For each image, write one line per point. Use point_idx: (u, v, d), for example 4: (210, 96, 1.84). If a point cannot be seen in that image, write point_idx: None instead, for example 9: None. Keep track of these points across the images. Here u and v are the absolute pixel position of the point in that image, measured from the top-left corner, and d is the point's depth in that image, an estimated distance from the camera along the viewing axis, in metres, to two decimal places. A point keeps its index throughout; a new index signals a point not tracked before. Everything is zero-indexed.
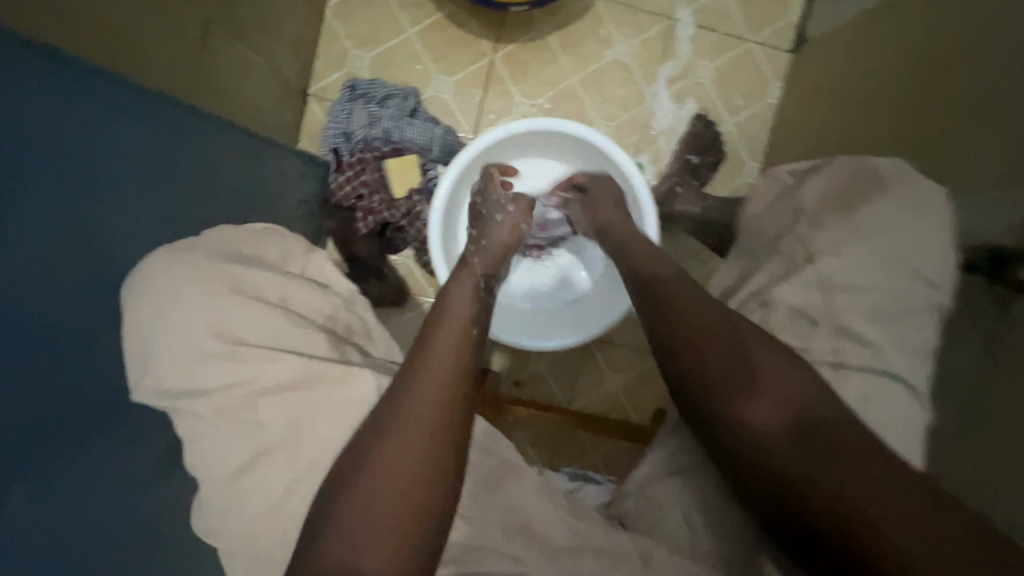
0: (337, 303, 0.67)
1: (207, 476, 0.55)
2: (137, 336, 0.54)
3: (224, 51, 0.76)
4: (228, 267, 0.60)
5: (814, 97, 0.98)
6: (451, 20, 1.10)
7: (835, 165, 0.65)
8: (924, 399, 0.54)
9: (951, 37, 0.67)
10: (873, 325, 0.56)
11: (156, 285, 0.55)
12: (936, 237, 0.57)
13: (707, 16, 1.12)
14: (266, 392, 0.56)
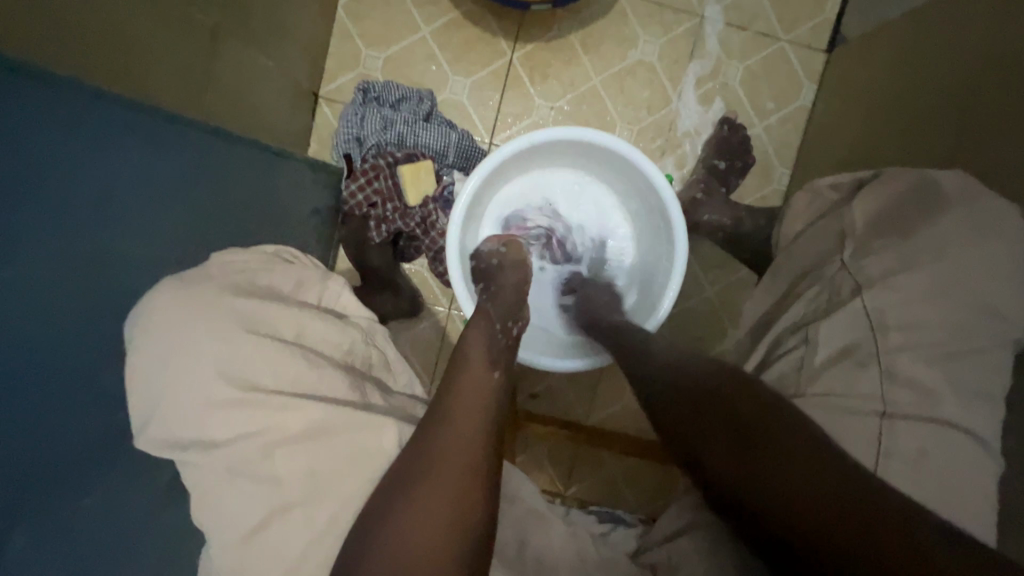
0: (355, 337, 0.64)
1: (216, 535, 0.51)
2: (145, 380, 0.52)
3: (235, 58, 0.72)
4: (235, 300, 0.56)
5: (853, 102, 0.93)
6: (468, 19, 1.05)
7: (887, 184, 0.60)
8: (991, 451, 0.50)
9: (1019, 44, 0.61)
10: (932, 366, 0.51)
11: (162, 326, 0.52)
12: (1008, 270, 0.52)
13: (738, 13, 1.06)
14: (280, 441, 0.52)
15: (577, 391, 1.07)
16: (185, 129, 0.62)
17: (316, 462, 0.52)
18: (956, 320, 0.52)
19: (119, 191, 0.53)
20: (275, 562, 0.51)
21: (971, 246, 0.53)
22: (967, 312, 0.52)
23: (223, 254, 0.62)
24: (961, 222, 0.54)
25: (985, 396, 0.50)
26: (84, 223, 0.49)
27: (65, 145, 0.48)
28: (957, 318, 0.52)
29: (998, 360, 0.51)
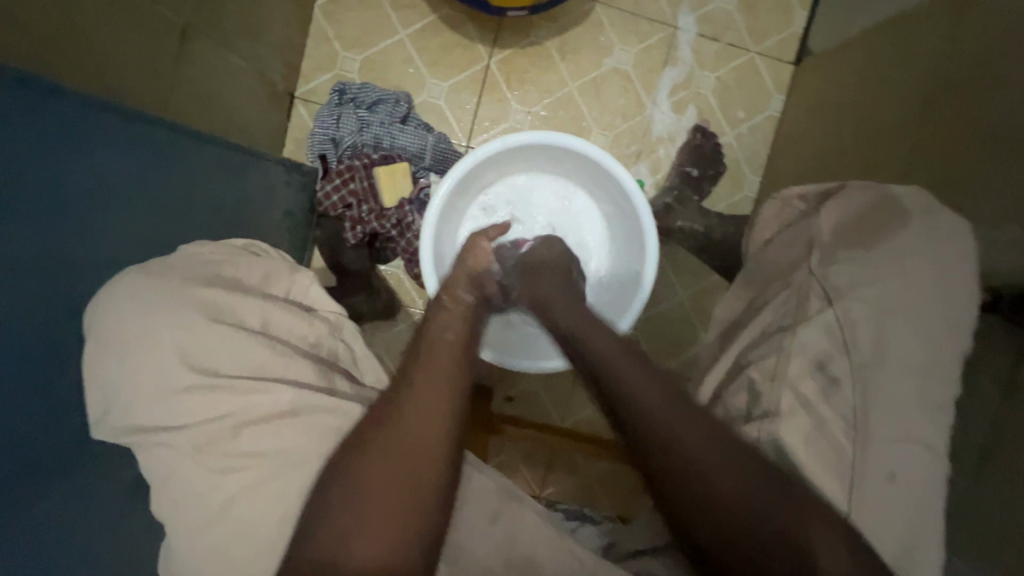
0: (323, 329, 0.63)
1: (184, 515, 0.52)
2: (102, 371, 0.50)
3: (205, 56, 0.72)
4: (201, 289, 0.56)
5: (818, 113, 0.96)
6: (446, 23, 1.06)
7: (847, 191, 0.63)
8: (936, 447, 0.52)
9: (970, 63, 0.64)
10: (885, 367, 0.54)
11: (126, 313, 0.51)
12: (954, 276, 0.55)
13: (710, 25, 1.09)
14: (245, 425, 0.53)
15: (551, 393, 1.08)
16: (161, 127, 0.61)
17: (284, 448, 0.53)
18: (912, 330, 0.54)
19: (96, 188, 0.52)
20: (245, 556, 0.51)
21: (924, 256, 0.56)
22: (921, 321, 0.54)
23: (188, 246, 0.61)
24: (912, 232, 0.57)
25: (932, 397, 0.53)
26: (59, 218, 0.48)
27: (48, 143, 0.47)
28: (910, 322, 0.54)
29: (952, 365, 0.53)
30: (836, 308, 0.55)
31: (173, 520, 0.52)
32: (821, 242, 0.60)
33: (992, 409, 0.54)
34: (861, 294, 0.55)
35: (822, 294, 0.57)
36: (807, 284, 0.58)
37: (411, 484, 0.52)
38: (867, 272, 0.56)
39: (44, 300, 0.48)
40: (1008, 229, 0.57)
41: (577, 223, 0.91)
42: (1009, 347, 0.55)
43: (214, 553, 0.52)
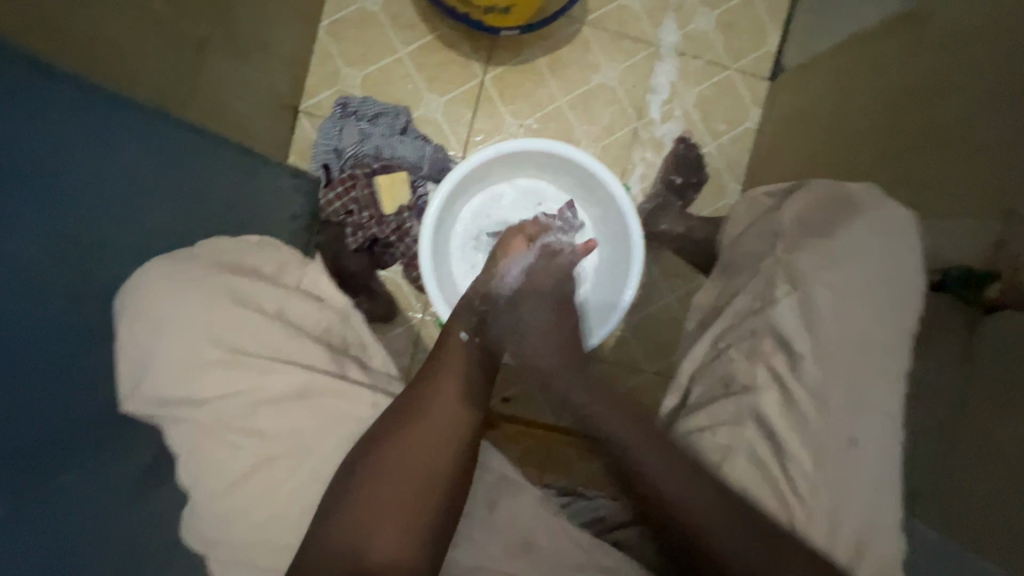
0: (333, 316, 0.68)
1: (200, 487, 0.54)
2: (134, 345, 0.53)
3: (219, 68, 0.77)
4: (222, 274, 0.59)
5: (793, 121, 1.03)
6: (443, 42, 1.13)
7: (812, 186, 0.68)
8: (897, 415, 0.57)
9: (924, 73, 0.71)
10: (851, 346, 0.58)
11: (153, 294, 0.55)
12: (909, 259, 0.60)
13: (691, 44, 1.16)
14: (266, 401, 0.56)
15: None
16: (175, 129, 0.65)
17: (298, 422, 0.56)
18: (869, 307, 0.59)
19: (113, 179, 0.55)
20: (254, 527, 0.54)
21: (876, 238, 0.61)
22: (876, 299, 0.59)
23: (210, 240, 0.64)
24: (867, 218, 0.62)
25: (892, 371, 0.58)
26: (82, 205, 0.52)
27: (69, 136, 0.50)
28: (869, 303, 0.59)
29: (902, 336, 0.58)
30: (806, 290, 0.60)
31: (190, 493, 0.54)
32: (788, 233, 0.66)
33: (955, 382, 0.58)
34: (827, 278, 0.60)
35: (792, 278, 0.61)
36: (781, 274, 0.63)
37: (434, 484, 0.56)
38: (827, 256, 0.61)
39: (66, 282, 0.51)
40: (960, 221, 0.63)
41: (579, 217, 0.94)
42: (963, 323, 0.60)
43: (227, 525, 0.54)
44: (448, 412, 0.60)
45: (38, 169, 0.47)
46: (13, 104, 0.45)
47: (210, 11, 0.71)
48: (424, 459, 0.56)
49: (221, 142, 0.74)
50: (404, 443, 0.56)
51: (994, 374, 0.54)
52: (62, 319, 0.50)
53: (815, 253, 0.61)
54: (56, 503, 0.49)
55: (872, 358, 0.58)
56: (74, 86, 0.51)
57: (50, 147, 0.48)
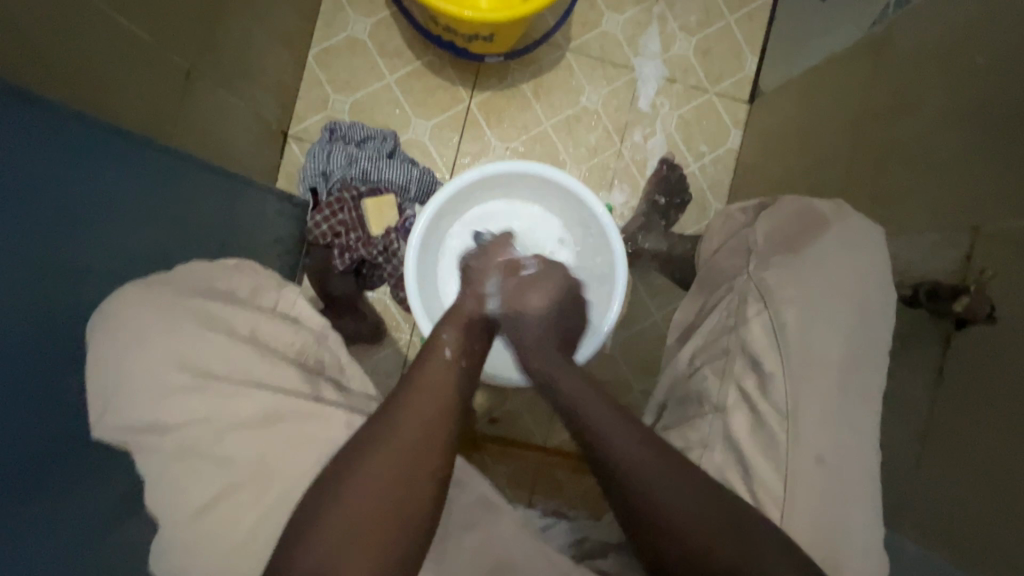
0: (307, 338, 0.68)
1: (173, 511, 0.53)
2: (105, 372, 0.53)
3: (205, 94, 0.79)
4: (196, 299, 0.60)
5: (772, 142, 1.05)
6: (430, 69, 1.16)
7: (784, 202, 0.68)
8: (872, 428, 0.57)
9: (891, 97, 0.74)
10: (825, 359, 0.59)
11: (125, 321, 0.54)
12: (879, 272, 0.62)
13: (672, 68, 1.19)
14: (235, 425, 0.56)
15: (534, 414, 1.12)
16: (162, 154, 0.66)
17: (263, 448, 0.56)
18: (840, 319, 0.59)
19: (100, 203, 0.56)
20: (224, 550, 0.53)
21: (845, 256, 0.61)
22: (846, 313, 0.59)
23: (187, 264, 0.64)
24: (835, 236, 0.63)
25: (866, 383, 0.58)
26: (68, 229, 0.52)
27: (62, 160, 0.51)
28: (844, 316, 0.59)
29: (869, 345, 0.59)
30: (778, 305, 0.61)
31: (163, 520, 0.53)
32: (761, 249, 0.67)
33: (930, 394, 0.59)
34: (799, 292, 0.61)
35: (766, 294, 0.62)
36: (752, 288, 0.64)
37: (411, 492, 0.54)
38: (799, 271, 0.62)
39: (48, 307, 0.50)
40: (929, 236, 0.64)
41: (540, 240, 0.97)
42: (935, 335, 0.61)
43: (201, 554, 0.52)
44: (419, 434, 0.57)
45: (31, 192, 0.47)
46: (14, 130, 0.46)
47: (199, 43, 0.74)
48: (391, 482, 0.54)
49: (202, 168, 0.75)
50: (373, 466, 0.54)
51: (969, 382, 0.55)
52: (42, 344, 0.50)
53: (787, 268, 0.62)
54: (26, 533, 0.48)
55: (850, 371, 0.58)
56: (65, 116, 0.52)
57: (45, 172, 0.49)
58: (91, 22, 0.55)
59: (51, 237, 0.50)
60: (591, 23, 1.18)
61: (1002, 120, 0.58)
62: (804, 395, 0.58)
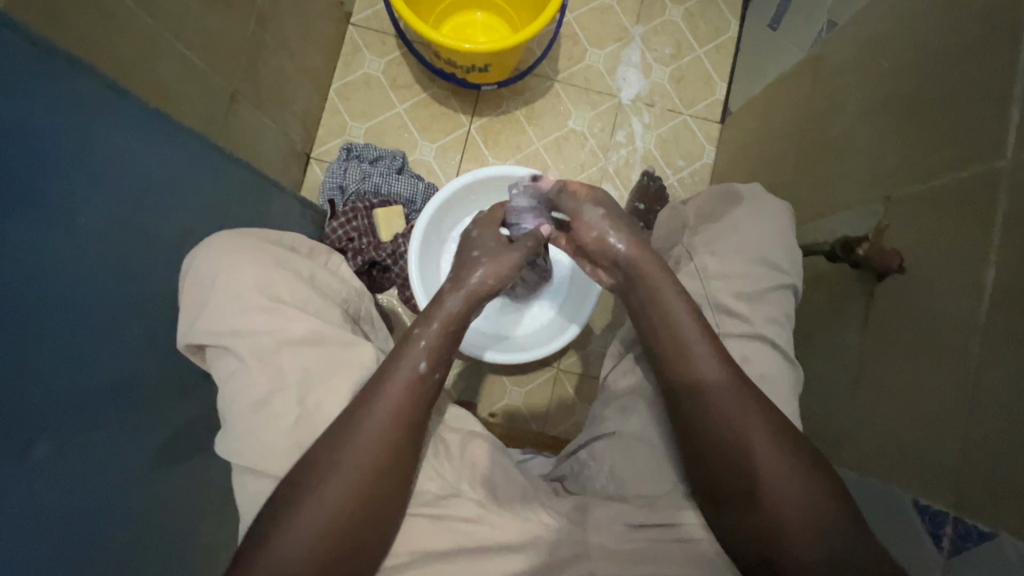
0: (350, 290, 0.79)
1: (230, 403, 0.63)
2: (192, 289, 0.66)
3: (245, 115, 0.96)
4: (273, 248, 0.72)
5: (738, 152, 1.18)
6: (435, 99, 1.32)
7: (710, 190, 0.84)
8: (784, 355, 0.70)
9: (826, 101, 0.86)
10: (743, 302, 0.71)
11: (208, 261, 0.67)
12: (789, 236, 0.77)
13: (649, 95, 1.34)
14: (294, 338, 0.65)
15: (532, 408, 1.26)
16: (213, 156, 0.80)
17: (312, 362, 0.65)
18: (750, 271, 0.72)
19: (165, 187, 0.69)
20: (257, 450, 0.61)
21: (758, 220, 0.76)
22: (757, 266, 0.73)
23: (200, 256, 0.68)
24: (746, 206, 0.78)
25: (775, 319, 0.71)
26: (139, 203, 0.65)
27: (141, 147, 0.65)
28: (754, 271, 0.72)
29: (782, 292, 0.73)
30: (705, 265, 0.74)
31: (222, 411, 0.63)
32: (692, 226, 0.82)
33: (859, 341, 0.68)
34: (718, 252, 0.74)
35: (694, 256, 0.76)
36: (683, 252, 0.78)
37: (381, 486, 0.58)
38: (717, 239, 0.76)
39: (119, 263, 0.62)
40: (855, 210, 0.75)
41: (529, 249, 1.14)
42: (860, 292, 0.70)
43: (244, 438, 0.61)
44: (381, 437, 0.59)
45: (117, 170, 0.61)
46: (113, 122, 0.61)
47: (239, 73, 0.92)
48: (339, 508, 0.55)
49: (247, 168, 0.90)
50: (324, 490, 0.56)
51: (887, 325, 0.64)
52: (115, 289, 0.62)
53: (708, 237, 0.77)
54: (76, 443, 0.58)
55: (761, 311, 0.71)
56: (151, 117, 0.67)
57: (127, 155, 0.63)
58: (149, 46, 0.71)
59: (136, 208, 0.65)
60: (576, 58, 1.34)
61: (902, 104, 0.69)
62: (728, 331, 0.71)
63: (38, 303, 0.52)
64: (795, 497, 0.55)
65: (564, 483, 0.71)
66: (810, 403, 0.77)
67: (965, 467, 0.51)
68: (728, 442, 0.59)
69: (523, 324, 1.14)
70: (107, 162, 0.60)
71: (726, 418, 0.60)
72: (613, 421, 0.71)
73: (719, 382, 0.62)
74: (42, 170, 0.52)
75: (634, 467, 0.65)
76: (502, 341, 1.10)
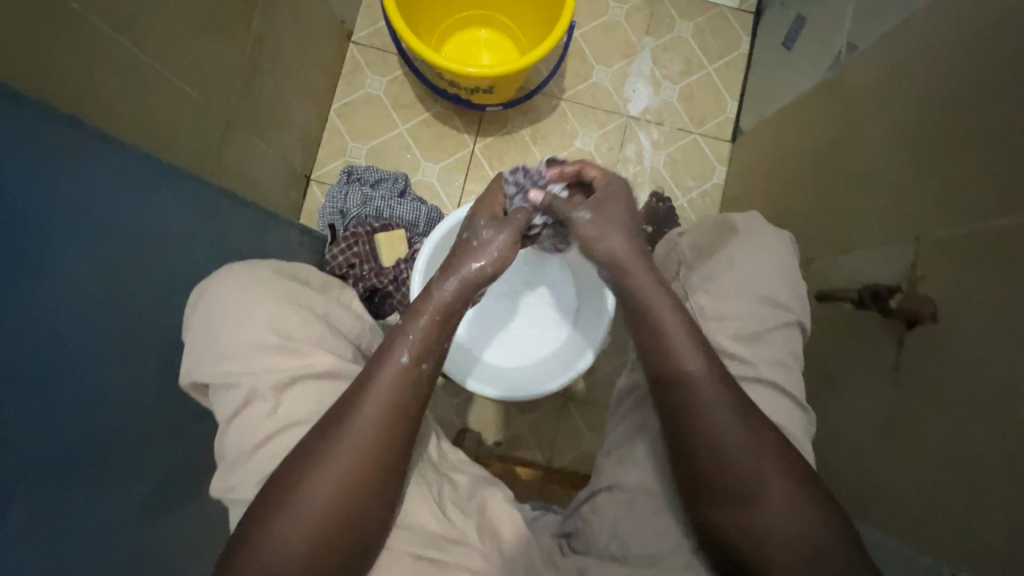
0: (365, 327, 0.74)
1: (236, 450, 0.58)
2: (201, 326, 0.62)
3: (242, 141, 0.93)
4: (284, 281, 0.66)
5: (752, 175, 1.14)
6: (438, 118, 1.29)
7: (704, 219, 0.80)
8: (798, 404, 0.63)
9: (848, 128, 0.82)
10: (742, 345, 0.66)
11: (219, 296, 0.62)
12: (792, 266, 0.71)
13: (658, 113, 1.31)
14: (307, 381, 0.60)
15: (537, 437, 1.22)
16: (206, 192, 0.77)
17: (321, 405, 0.61)
18: (749, 312, 0.67)
19: (156, 227, 0.66)
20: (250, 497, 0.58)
21: (750, 250, 0.71)
22: (759, 305, 0.67)
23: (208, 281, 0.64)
24: (739, 240, 0.72)
25: (780, 362, 0.65)
26: (129, 247, 0.62)
27: (130, 188, 0.62)
28: (750, 307, 0.67)
29: (785, 330, 0.66)
30: (699, 304, 0.69)
31: (225, 457, 0.59)
32: (687, 261, 0.78)
33: (889, 391, 0.64)
34: (713, 290, 0.69)
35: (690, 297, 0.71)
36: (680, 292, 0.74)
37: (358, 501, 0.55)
38: (711, 275, 0.71)
39: (107, 311, 0.59)
40: (882, 247, 0.71)
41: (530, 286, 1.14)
42: (889, 336, 0.66)
43: (254, 485, 0.57)
44: (359, 450, 0.56)
45: (106, 214, 0.58)
46: (101, 164, 0.58)
47: (235, 99, 0.89)
48: (330, 501, 0.54)
49: (239, 201, 0.86)
50: (310, 486, 0.53)
51: (919, 376, 0.61)
52: (102, 338, 0.59)
53: (702, 275, 0.72)
54: (60, 504, 0.54)
55: (761, 353, 0.65)
56: (141, 157, 0.64)
57: (116, 198, 0.60)
58: (140, 78, 0.68)
59: (126, 252, 0.61)
60: (582, 75, 1.31)
61: (935, 140, 0.65)
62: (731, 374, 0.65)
63: (10, 363, 0.48)
64: (790, 515, 0.52)
65: (569, 541, 0.64)
66: (833, 449, 0.73)
67: (1014, 543, 0.47)
68: (723, 453, 0.56)
69: (522, 358, 1.09)
70: (95, 206, 0.56)
71: (723, 429, 0.56)
72: (614, 474, 0.65)
73: (719, 391, 0.58)
74: (22, 222, 0.48)
75: (636, 526, 0.59)
76: (503, 373, 1.06)
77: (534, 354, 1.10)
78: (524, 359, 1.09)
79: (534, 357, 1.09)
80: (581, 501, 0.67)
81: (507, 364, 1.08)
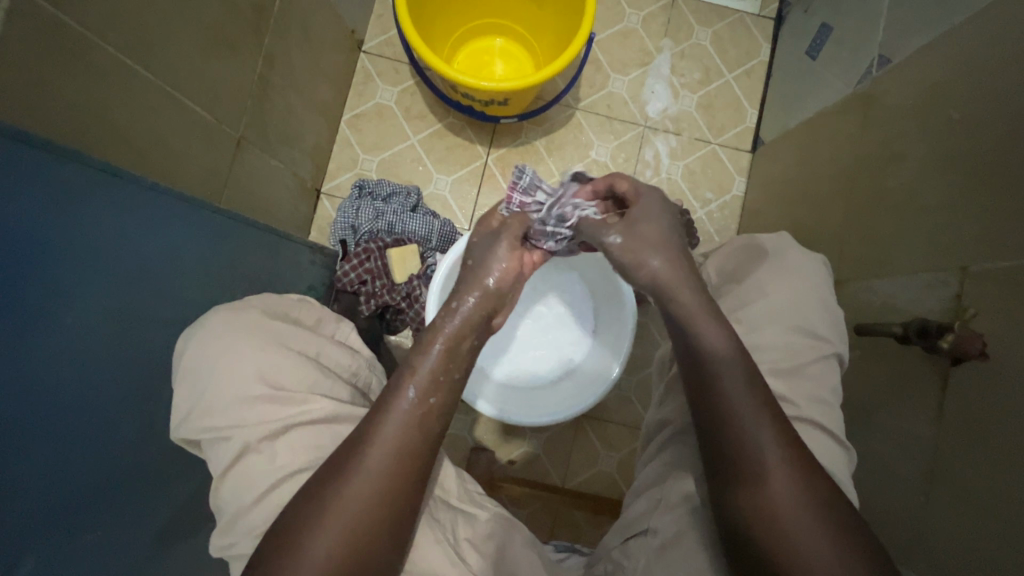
0: (362, 361, 0.72)
1: (234, 505, 0.56)
2: (190, 374, 0.59)
3: (252, 160, 0.91)
4: (276, 322, 0.65)
5: (774, 188, 1.11)
6: (450, 129, 1.26)
7: (730, 243, 0.77)
8: (839, 444, 0.60)
9: (882, 146, 0.79)
10: (777, 381, 0.62)
11: (217, 329, 0.61)
12: (823, 296, 0.68)
13: (677, 123, 1.27)
14: (299, 427, 0.58)
15: (552, 456, 1.19)
16: (217, 218, 0.75)
17: (317, 452, 0.58)
18: (783, 343, 0.63)
19: (167, 258, 0.64)
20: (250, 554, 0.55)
21: (783, 278, 0.67)
22: (794, 336, 0.63)
23: (214, 314, 0.63)
24: (768, 266, 0.69)
25: (819, 398, 0.61)
26: (139, 281, 0.60)
27: (141, 220, 0.60)
28: (786, 340, 0.63)
29: (823, 364, 0.63)
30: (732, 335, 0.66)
31: (223, 512, 0.56)
32: (715, 287, 0.76)
33: (933, 430, 0.61)
34: (747, 320, 0.66)
35: None
36: None
37: (367, 544, 0.50)
38: (743, 303, 0.68)
39: (118, 348, 0.57)
40: (922, 274, 0.67)
41: (544, 308, 1.11)
42: (932, 370, 0.63)
43: (253, 541, 0.55)
44: (367, 490, 0.51)
45: (116, 249, 0.56)
46: (111, 197, 0.56)
47: (246, 116, 0.86)
48: (336, 545, 0.49)
49: (248, 225, 0.84)
50: (313, 540, 0.49)
51: (965, 416, 0.57)
52: (114, 375, 0.56)
53: (734, 302, 0.70)
54: (67, 551, 0.52)
55: (799, 389, 0.61)
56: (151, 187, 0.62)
57: (127, 232, 0.58)
58: (149, 102, 0.66)
59: (137, 287, 0.59)
60: (598, 84, 1.28)
61: (981, 165, 0.61)
62: None
63: (15, 410, 0.46)
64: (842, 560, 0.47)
65: None
66: (869, 485, 0.70)
67: None
68: (764, 492, 0.51)
69: (535, 381, 1.06)
70: (103, 243, 0.54)
71: (761, 464, 0.52)
72: (647, 516, 0.62)
73: (755, 426, 0.53)
74: (29, 266, 0.46)
75: (671, 571, 0.55)
76: (516, 395, 1.02)
77: (546, 379, 1.06)
78: (535, 381, 1.07)
79: (546, 381, 1.06)
80: (610, 545, 0.65)
81: (518, 385, 1.05)
